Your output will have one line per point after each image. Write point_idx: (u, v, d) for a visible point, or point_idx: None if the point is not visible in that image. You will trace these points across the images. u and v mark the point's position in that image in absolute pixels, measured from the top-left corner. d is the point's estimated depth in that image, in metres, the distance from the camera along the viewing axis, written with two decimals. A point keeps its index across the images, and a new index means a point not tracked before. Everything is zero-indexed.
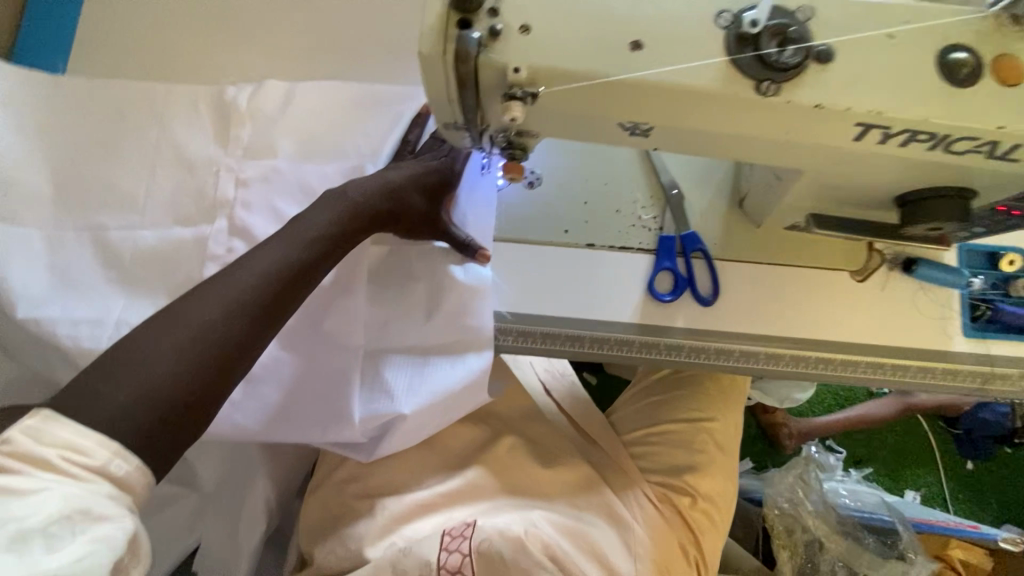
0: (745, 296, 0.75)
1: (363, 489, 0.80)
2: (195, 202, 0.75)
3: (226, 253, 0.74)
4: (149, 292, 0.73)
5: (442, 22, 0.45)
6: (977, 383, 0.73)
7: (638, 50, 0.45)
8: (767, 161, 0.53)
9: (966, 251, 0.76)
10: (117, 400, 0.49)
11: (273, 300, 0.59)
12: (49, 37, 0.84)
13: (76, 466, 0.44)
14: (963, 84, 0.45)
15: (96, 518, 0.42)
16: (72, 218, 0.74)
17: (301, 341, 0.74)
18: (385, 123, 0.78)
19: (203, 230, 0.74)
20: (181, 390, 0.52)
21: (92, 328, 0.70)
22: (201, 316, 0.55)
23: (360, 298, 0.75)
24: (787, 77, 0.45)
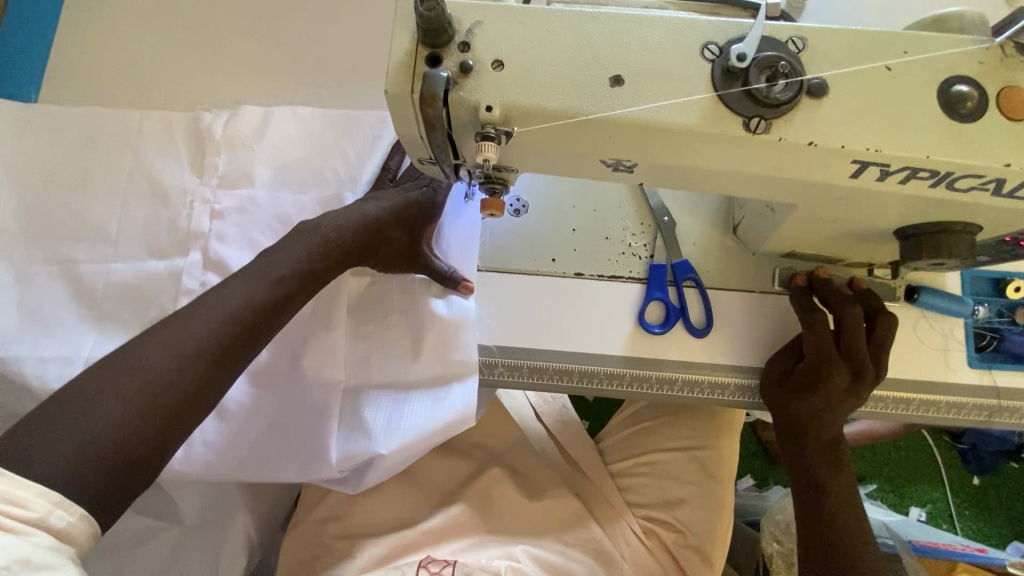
0: (740, 327, 0.71)
1: (344, 529, 0.77)
2: (168, 234, 0.71)
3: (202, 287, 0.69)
4: (119, 327, 0.69)
5: (410, 59, 0.42)
6: (984, 416, 0.71)
7: (619, 85, 0.42)
8: (760, 196, 0.50)
9: (970, 278, 0.73)
10: (60, 450, 0.45)
11: (237, 339, 0.56)
12: (20, 63, 0.81)
13: (13, 517, 0.40)
14: (967, 119, 0.42)
15: (37, 568, 0.38)
16: (37, 250, 0.70)
17: (277, 379, 0.72)
18: (365, 145, 0.74)
19: (176, 263, 0.70)
20: (133, 438, 0.48)
21: (60, 367, 0.66)
22: (158, 357, 0.52)
23: (338, 336, 0.72)
24: (778, 114, 0.42)
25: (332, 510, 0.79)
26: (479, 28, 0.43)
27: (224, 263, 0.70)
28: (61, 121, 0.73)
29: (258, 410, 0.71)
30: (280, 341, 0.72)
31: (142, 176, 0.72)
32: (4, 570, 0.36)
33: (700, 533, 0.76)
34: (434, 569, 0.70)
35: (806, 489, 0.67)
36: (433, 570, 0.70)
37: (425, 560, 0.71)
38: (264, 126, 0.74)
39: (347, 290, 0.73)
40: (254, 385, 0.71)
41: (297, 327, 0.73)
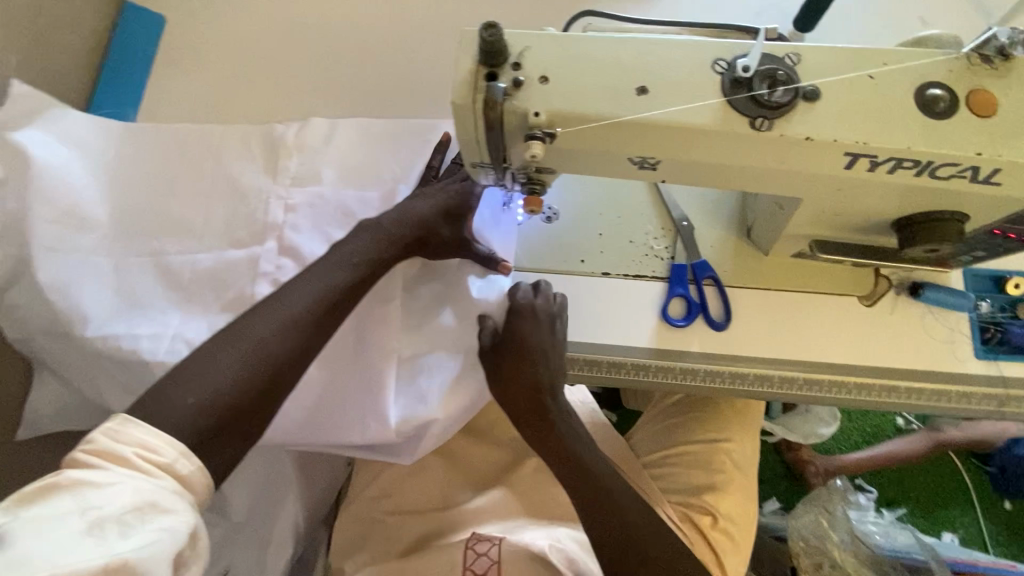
0: (757, 321, 0.77)
1: (395, 506, 0.84)
2: (247, 226, 0.80)
3: (276, 270, 0.79)
4: (202, 306, 0.78)
5: (472, 76, 0.52)
6: (995, 406, 0.75)
7: (644, 93, 0.51)
8: (768, 190, 0.58)
9: (972, 275, 0.78)
10: (186, 404, 0.57)
11: (323, 322, 0.67)
12: (118, 90, 0.92)
13: (147, 460, 0.51)
14: (942, 116, 0.50)
15: (161, 510, 0.47)
16: (132, 244, 0.80)
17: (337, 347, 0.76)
18: (416, 148, 0.83)
19: (255, 250, 0.79)
20: (238, 399, 0.60)
21: (152, 341, 0.75)
22: (260, 333, 0.63)
23: (393, 306, 0.76)
24: (779, 114, 0.50)
25: (377, 496, 0.83)
26: (527, 52, 0.52)
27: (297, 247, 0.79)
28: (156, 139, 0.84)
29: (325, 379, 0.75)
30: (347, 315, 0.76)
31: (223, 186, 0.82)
32: (136, 510, 0.46)
33: (729, 515, 0.81)
34: (481, 550, 0.74)
35: None
36: (479, 551, 0.74)
37: (472, 541, 0.76)
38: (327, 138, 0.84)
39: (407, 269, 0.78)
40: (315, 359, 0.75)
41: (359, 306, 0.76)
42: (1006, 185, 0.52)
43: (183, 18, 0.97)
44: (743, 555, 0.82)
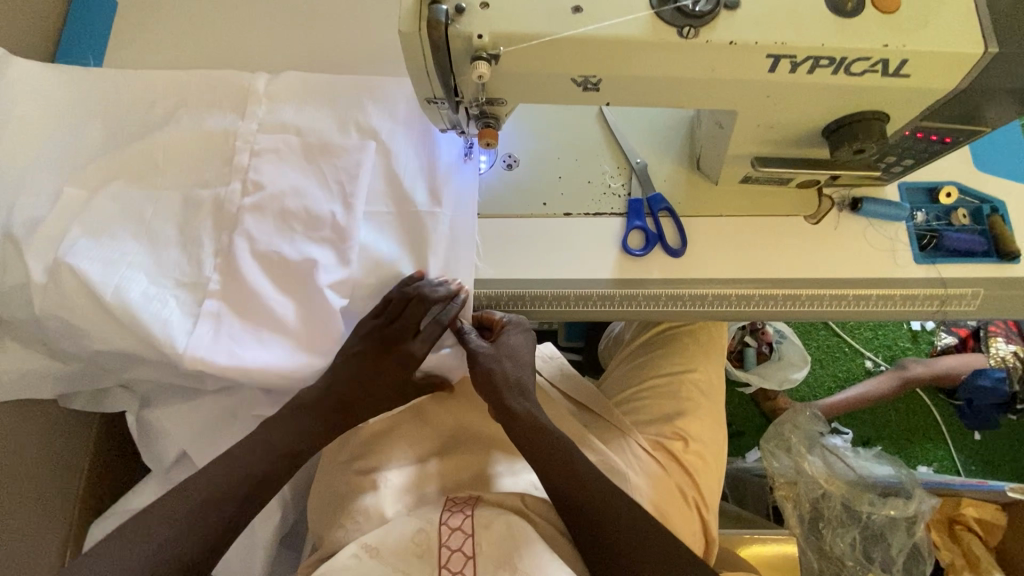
0: (711, 246, 0.82)
1: (363, 465, 0.82)
2: (218, 166, 0.81)
3: (240, 210, 0.78)
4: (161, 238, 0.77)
5: (416, 7, 0.55)
6: (936, 305, 0.80)
7: (579, 12, 0.54)
8: (704, 103, 0.62)
9: (906, 189, 0.84)
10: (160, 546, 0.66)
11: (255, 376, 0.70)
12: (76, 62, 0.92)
13: None
14: (850, 15, 0.54)
15: None
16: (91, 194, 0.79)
17: (296, 292, 0.77)
18: (378, 102, 0.85)
19: (219, 191, 0.79)
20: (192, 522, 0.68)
21: (108, 273, 0.73)
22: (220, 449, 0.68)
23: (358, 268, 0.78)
24: (704, 22, 0.54)
25: (357, 450, 0.84)
26: None
27: (261, 187, 0.79)
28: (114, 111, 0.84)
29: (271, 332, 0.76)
30: (311, 260, 0.76)
31: (183, 147, 0.81)
32: None
33: (701, 438, 0.86)
34: (455, 524, 0.70)
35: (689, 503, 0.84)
36: (453, 525, 0.70)
37: (444, 515, 0.72)
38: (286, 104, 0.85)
39: (372, 219, 0.81)
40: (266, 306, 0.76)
41: (320, 255, 0.77)
42: (913, 76, 0.57)
43: None
44: (715, 473, 0.87)
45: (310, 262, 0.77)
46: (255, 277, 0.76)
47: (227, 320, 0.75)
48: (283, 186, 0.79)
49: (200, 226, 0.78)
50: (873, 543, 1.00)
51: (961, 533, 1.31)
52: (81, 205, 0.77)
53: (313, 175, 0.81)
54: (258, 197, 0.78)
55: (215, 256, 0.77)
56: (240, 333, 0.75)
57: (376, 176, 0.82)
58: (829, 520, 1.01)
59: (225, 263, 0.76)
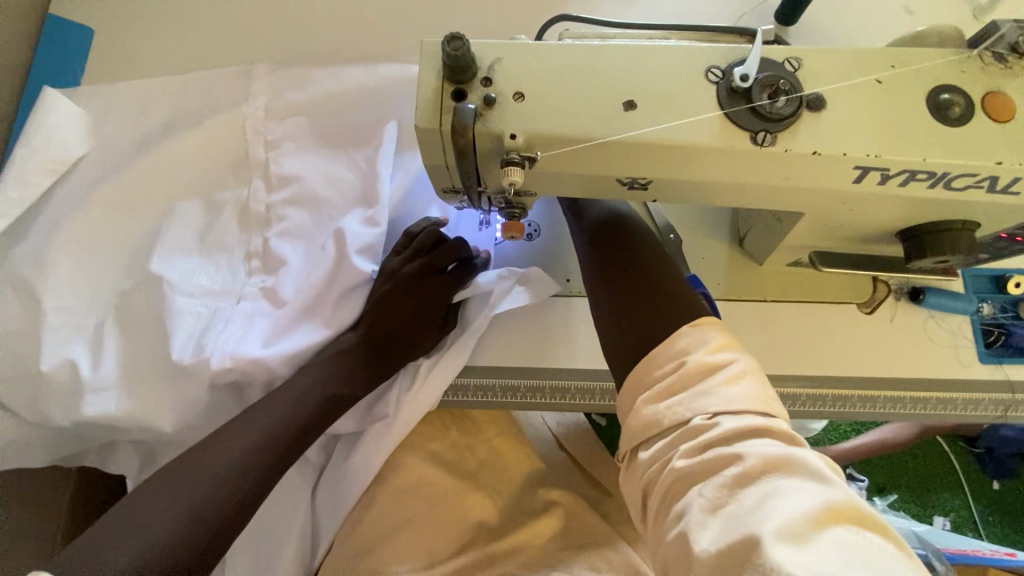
0: (753, 335, 0.73)
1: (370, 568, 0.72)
2: (236, 168, 0.78)
3: (267, 210, 0.76)
4: (183, 249, 0.74)
5: (437, 95, 0.46)
6: (1001, 411, 0.72)
7: (632, 108, 0.45)
8: (770, 206, 0.53)
9: (971, 276, 0.75)
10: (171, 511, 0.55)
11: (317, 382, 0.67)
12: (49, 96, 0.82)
13: None
14: (956, 124, 0.45)
15: None
16: (108, 223, 0.75)
17: (318, 261, 0.73)
18: (396, 81, 0.80)
19: (242, 192, 0.76)
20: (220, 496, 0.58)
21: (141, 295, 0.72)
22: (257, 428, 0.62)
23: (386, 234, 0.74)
24: (783, 127, 0.45)
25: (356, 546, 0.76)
26: (499, 65, 0.46)
27: (285, 181, 0.76)
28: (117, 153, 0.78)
29: (296, 322, 0.72)
30: (341, 230, 0.73)
31: (183, 187, 0.77)
32: None
33: None
34: None
35: None
36: None
37: None
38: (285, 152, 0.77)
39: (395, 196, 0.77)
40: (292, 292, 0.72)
41: (349, 224, 0.74)
42: None
43: (116, 30, 0.87)
44: None
45: (339, 232, 0.73)
46: (287, 259, 0.73)
47: (255, 316, 0.71)
48: (307, 174, 0.76)
49: (224, 231, 0.75)
50: None
51: None
52: (100, 232, 0.75)
53: (330, 168, 0.77)
54: (287, 191, 0.76)
55: (249, 257, 0.74)
56: (263, 330, 0.71)
57: (397, 154, 0.78)
58: None
59: (259, 255, 0.74)
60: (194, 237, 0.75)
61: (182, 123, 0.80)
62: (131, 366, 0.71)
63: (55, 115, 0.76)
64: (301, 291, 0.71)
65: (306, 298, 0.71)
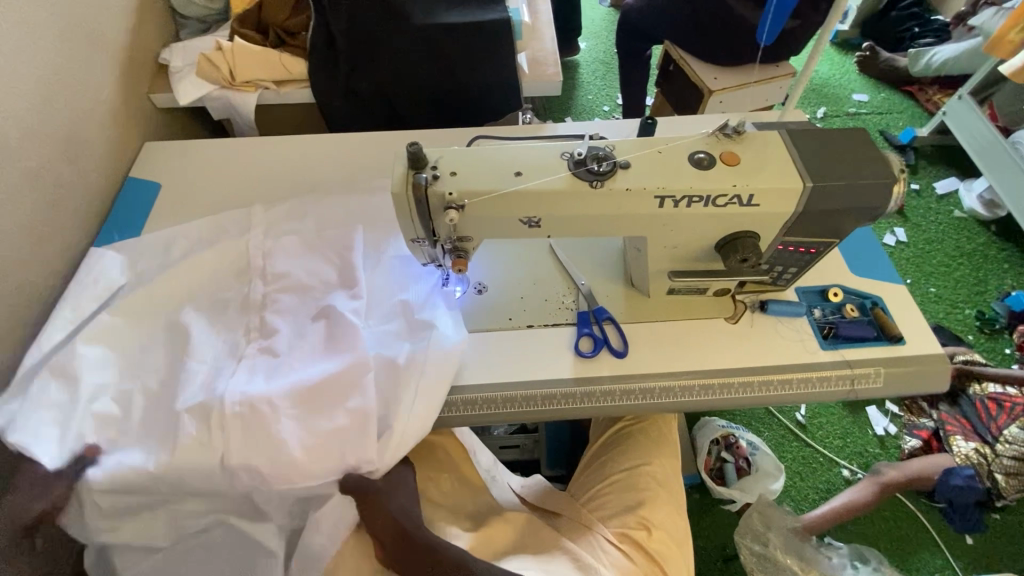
0: (651, 344, 0.97)
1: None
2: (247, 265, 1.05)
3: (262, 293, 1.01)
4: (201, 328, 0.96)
5: (404, 175, 0.77)
6: (849, 384, 0.94)
7: (520, 174, 0.77)
8: (619, 231, 0.83)
9: (802, 292, 1.03)
10: None
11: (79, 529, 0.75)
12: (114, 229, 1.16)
13: None
14: (707, 168, 0.78)
15: None
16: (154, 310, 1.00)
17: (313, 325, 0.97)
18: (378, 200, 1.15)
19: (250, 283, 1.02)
20: None
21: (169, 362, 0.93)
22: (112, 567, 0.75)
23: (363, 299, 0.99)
24: (607, 177, 0.77)
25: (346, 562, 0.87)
26: (441, 159, 0.79)
27: (288, 267, 1.03)
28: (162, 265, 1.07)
29: (291, 368, 0.91)
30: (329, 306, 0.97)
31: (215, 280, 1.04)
32: None
33: (664, 526, 0.92)
34: None
35: None
36: None
37: None
38: (297, 247, 1.06)
39: (372, 271, 1.04)
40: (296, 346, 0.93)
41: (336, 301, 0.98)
42: (763, 205, 0.79)
43: (177, 188, 1.23)
44: (683, 562, 0.91)
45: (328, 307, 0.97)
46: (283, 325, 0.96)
47: (256, 367, 0.91)
48: (297, 270, 1.03)
49: (230, 319, 0.98)
50: None
51: None
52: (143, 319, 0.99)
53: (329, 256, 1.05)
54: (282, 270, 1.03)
55: (252, 328, 0.97)
56: (263, 377, 0.89)
57: (369, 244, 1.08)
58: None
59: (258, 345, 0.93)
60: (207, 323, 0.98)
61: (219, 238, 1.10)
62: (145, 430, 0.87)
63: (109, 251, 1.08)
64: (296, 347, 0.94)
65: (301, 348, 0.93)
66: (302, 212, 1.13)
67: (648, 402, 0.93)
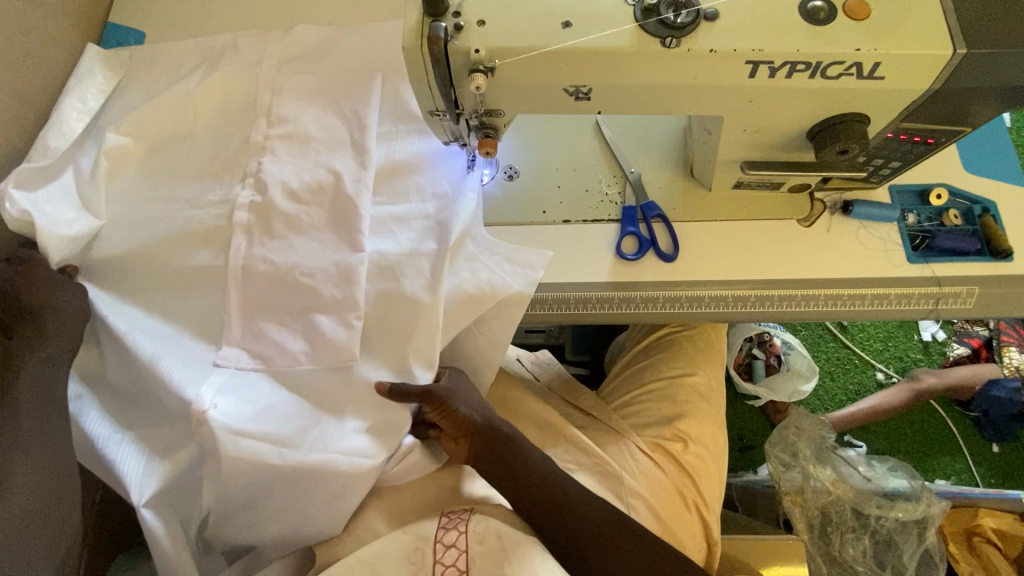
0: (704, 248, 0.84)
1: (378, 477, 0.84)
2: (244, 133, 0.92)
3: (256, 167, 0.88)
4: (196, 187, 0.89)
5: (418, 24, 0.60)
6: (931, 304, 0.81)
7: (569, 26, 0.59)
8: (690, 108, 0.65)
9: (896, 192, 0.86)
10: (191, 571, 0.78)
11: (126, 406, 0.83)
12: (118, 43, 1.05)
13: None
14: (823, 24, 0.58)
15: None
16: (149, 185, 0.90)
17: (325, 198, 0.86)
18: (393, 58, 0.96)
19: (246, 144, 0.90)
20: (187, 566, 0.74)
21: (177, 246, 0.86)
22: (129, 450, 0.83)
23: (370, 172, 0.87)
24: (685, 33, 0.58)
25: None
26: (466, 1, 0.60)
27: (290, 136, 0.90)
28: (158, 131, 0.93)
29: (301, 223, 0.85)
30: (335, 171, 0.87)
31: (210, 148, 0.92)
32: None
33: (699, 438, 0.92)
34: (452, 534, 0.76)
35: (692, 512, 0.89)
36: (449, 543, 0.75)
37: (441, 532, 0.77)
38: (302, 117, 0.91)
39: (386, 139, 0.91)
40: (300, 276, 0.83)
41: (342, 164, 0.88)
42: (890, 78, 0.60)
43: (162, 35, 1.06)
44: (714, 475, 0.93)
45: (334, 171, 0.87)
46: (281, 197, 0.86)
47: (264, 229, 0.85)
48: (301, 141, 0.90)
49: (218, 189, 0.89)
50: (885, 550, 0.98)
51: (981, 545, 1.22)
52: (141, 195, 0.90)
53: (335, 124, 0.91)
54: (283, 129, 0.90)
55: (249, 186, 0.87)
56: (264, 243, 0.85)
57: (383, 110, 0.93)
58: (839, 526, 1.00)
59: (256, 221, 0.85)
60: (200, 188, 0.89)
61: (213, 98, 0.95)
62: (154, 405, 0.82)
63: (98, 113, 0.95)
64: (300, 219, 0.86)
65: (304, 218, 0.86)
66: (303, 71, 0.96)
67: (694, 311, 0.83)
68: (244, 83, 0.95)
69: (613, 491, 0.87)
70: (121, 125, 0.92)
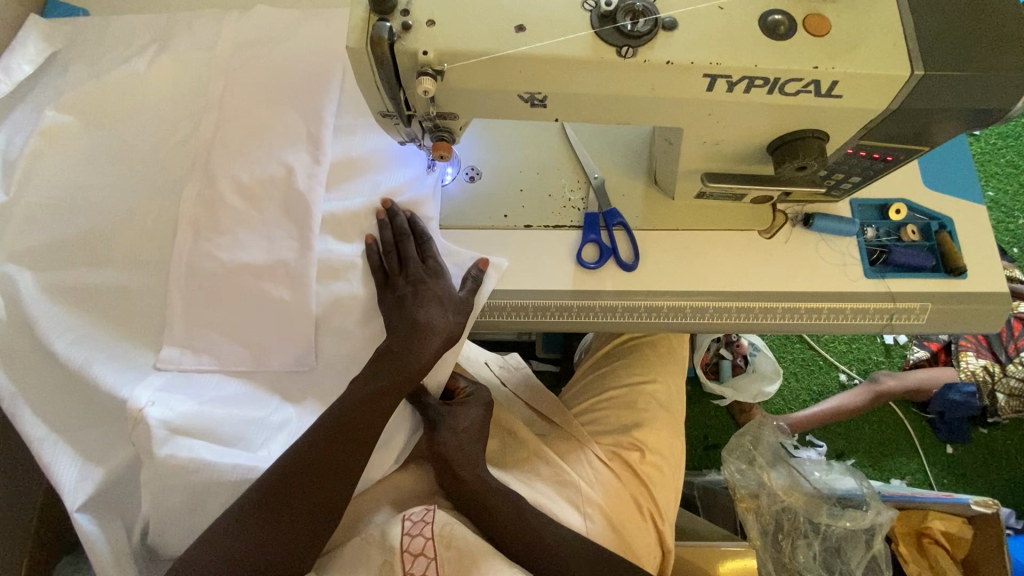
0: (665, 256, 0.83)
1: None
2: (192, 121, 0.87)
3: (203, 161, 0.84)
4: (137, 179, 0.84)
5: (365, 21, 0.57)
6: (885, 319, 0.82)
7: (522, 31, 0.56)
8: (648, 118, 0.63)
9: (858, 205, 0.86)
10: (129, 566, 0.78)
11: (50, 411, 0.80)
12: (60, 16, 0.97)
13: None
14: (783, 38, 0.57)
15: None
16: (87, 173, 0.85)
17: (275, 194, 0.83)
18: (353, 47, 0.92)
19: (193, 135, 0.86)
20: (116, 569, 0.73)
21: (118, 242, 0.82)
22: None
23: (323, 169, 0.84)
24: (642, 43, 0.56)
25: None
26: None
27: (239, 127, 0.85)
28: (99, 116, 0.87)
29: (247, 220, 0.82)
30: (288, 167, 0.83)
31: (154, 137, 0.87)
32: None
33: (655, 447, 0.92)
34: (415, 532, 0.74)
35: (646, 521, 0.89)
36: (414, 551, 0.73)
37: (404, 526, 0.75)
38: (253, 108, 0.86)
39: (342, 133, 0.88)
40: (248, 278, 0.80)
41: (295, 159, 0.84)
42: (847, 97, 0.59)
43: (107, 11, 0.99)
44: (669, 484, 0.93)
45: (287, 167, 0.83)
46: (229, 193, 0.82)
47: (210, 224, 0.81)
48: (251, 133, 0.85)
49: (162, 181, 0.84)
50: (834, 556, 1.00)
51: (929, 546, 1.28)
52: (77, 184, 0.84)
53: (288, 116, 0.86)
54: (233, 120, 0.86)
55: (195, 180, 0.83)
56: (208, 239, 0.81)
57: (341, 103, 0.89)
58: (792, 534, 1.01)
59: (202, 219, 0.82)
60: (141, 178, 0.85)
61: (158, 83, 0.89)
62: (89, 406, 0.79)
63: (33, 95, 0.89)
64: (249, 215, 0.82)
65: (253, 215, 0.82)
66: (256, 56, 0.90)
67: (653, 321, 0.82)
68: (193, 69, 0.90)
69: (569, 501, 0.86)
70: (57, 110, 0.86)
